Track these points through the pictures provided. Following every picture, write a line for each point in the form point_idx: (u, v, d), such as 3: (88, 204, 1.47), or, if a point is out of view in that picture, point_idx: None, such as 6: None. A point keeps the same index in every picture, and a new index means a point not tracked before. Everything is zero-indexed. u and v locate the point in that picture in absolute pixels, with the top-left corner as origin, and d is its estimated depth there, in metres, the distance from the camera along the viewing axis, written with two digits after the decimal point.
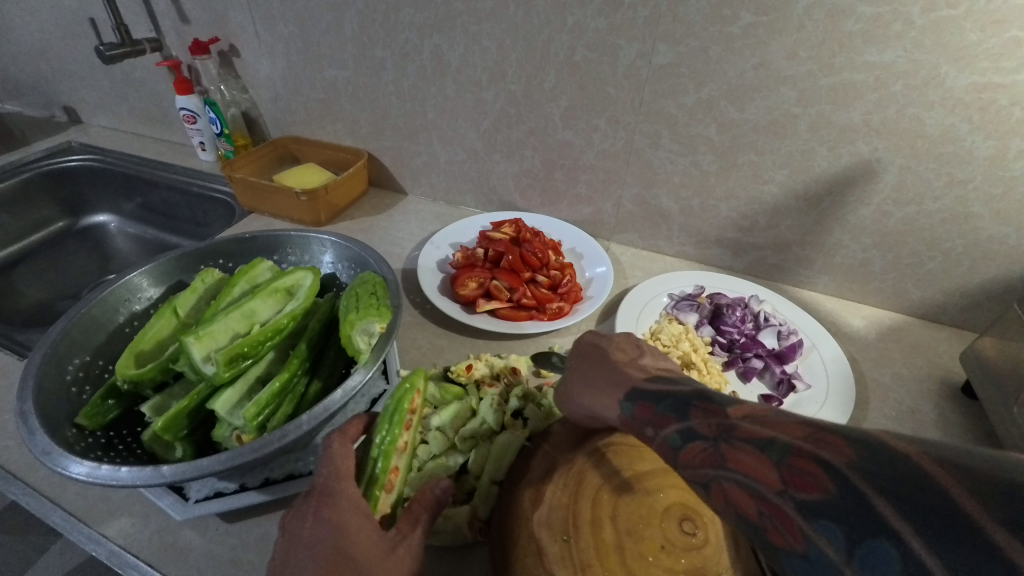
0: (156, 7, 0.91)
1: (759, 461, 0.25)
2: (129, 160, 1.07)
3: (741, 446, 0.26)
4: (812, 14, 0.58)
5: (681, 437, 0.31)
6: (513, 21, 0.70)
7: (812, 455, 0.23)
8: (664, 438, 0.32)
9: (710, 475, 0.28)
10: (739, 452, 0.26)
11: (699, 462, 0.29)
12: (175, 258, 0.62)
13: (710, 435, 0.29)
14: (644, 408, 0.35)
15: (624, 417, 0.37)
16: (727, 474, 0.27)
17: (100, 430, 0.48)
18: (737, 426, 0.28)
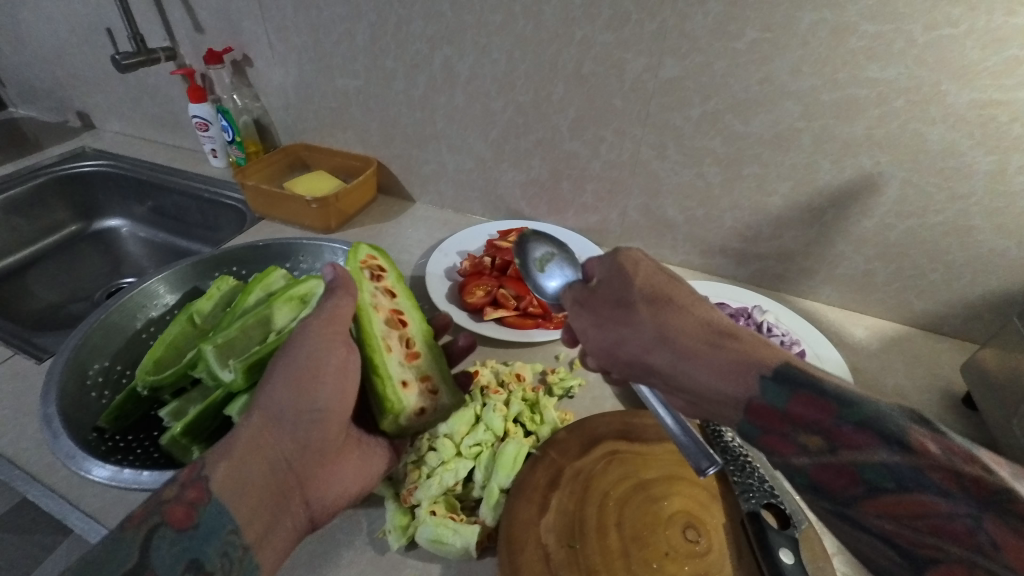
0: (171, 17, 0.93)
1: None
2: (142, 166, 1.09)
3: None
4: (815, 31, 0.59)
5: (892, 481, 0.31)
6: (523, 34, 0.71)
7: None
8: (843, 462, 0.33)
9: (946, 550, 0.29)
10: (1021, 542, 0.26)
11: (927, 527, 0.30)
12: (192, 265, 0.63)
13: (971, 501, 0.28)
14: (801, 397, 0.35)
15: (766, 402, 0.37)
16: (983, 557, 0.28)
17: (120, 433, 0.50)
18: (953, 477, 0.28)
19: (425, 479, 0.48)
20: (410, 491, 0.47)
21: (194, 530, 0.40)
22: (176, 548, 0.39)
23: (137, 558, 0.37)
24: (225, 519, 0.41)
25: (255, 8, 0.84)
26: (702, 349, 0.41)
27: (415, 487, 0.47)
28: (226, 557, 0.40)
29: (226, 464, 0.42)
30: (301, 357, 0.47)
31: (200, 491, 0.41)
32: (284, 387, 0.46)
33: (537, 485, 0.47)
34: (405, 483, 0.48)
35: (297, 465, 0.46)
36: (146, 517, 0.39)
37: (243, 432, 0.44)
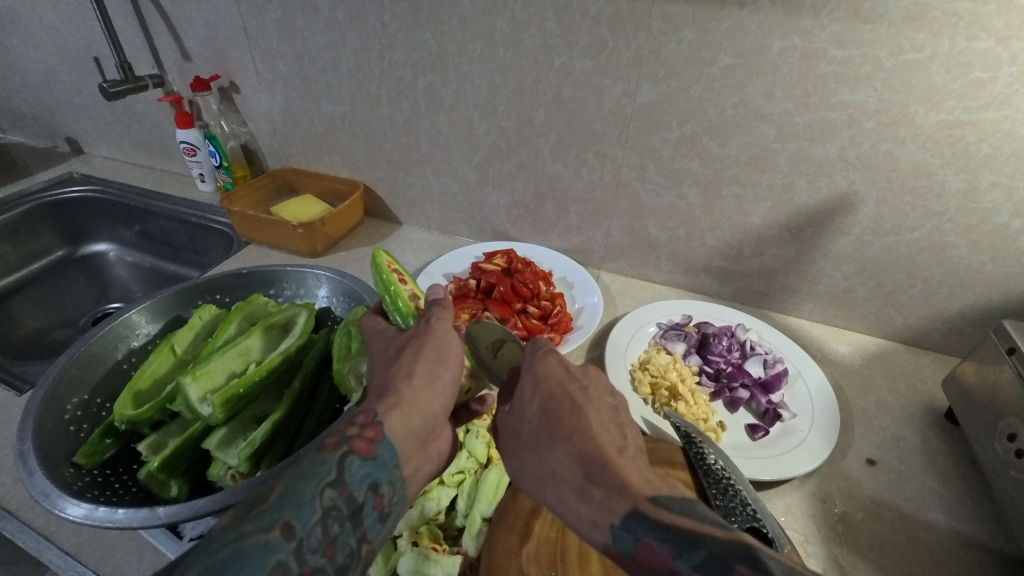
0: (158, 45, 0.94)
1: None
2: (129, 191, 1.09)
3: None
4: (786, 57, 0.61)
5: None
6: (503, 61, 0.73)
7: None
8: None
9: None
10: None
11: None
12: (174, 293, 0.64)
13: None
14: (645, 546, 0.34)
15: (616, 548, 0.35)
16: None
17: (98, 468, 0.49)
18: None
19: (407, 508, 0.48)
20: None
21: (376, 459, 0.40)
22: (365, 469, 0.39)
23: (337, 472, 0.38)
24: (396, 458, 0.41)
25: (241, 37, 0.85)
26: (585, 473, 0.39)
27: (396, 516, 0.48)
28: (393, 485, 0.41)
29: (397, 412, 0.42)
30: (443, 335, 0.48)
31: (378, 431, 0.40)
32: (433, 355, 0.46)
33: (519, 513, 0.47)
34: None
35: (439, 422, 0.45)
36: (337, 445, 0.39)
37: (403, 387, 0.44)
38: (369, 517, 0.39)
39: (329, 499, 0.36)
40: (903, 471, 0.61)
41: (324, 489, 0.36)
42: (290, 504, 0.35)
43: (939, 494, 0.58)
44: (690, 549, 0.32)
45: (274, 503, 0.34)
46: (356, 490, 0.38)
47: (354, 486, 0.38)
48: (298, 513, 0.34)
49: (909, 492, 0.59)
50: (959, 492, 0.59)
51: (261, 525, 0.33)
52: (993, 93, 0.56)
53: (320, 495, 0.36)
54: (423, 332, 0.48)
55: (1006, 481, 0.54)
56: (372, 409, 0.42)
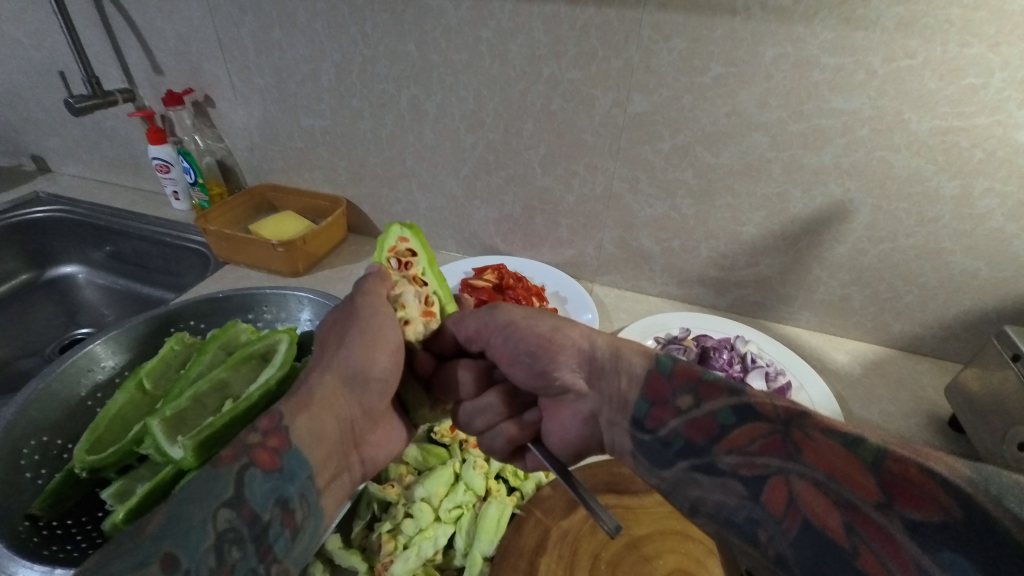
0: (129, 59, 0.90)
1: (842, 461, 0.30)
2: (100, 210, 1.04)
3: (820, 440, 0.32)
4: (779, 65, 0.60)
5: (733, 415, 0.36)
6: (489, 72, 0.71)
7: (919, 465, 0.28)
8: (704, 409, 0.37)
9: (770, 465, 0.33)
10: (816, 445, 0.32)
11: (758, 448, 0.34)
12: (145, 321, 0.60)
13: (778, 419, 0.34)
14: (679, 372, 0.40)
15: (655, 373, 0.41)
16: (793, 462, 0.32)
17: (58, 519, 0.46)
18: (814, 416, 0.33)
19: (401, 550, 0.45)
20: (385, 565, 0.45)
21: (281, 471, 0.38)
22: (269, 484, 0.37)
23: (234, 490, 0.35)
24: (306, 468, 0.39)
25: (215, 49, 0.82)
26: (608, 353, 0.44)
27: (390, 560, 0.45)
28: (304, 498, 0.39)
29: (306, 415, 0.41)
30: (375, 314, 0.45)
31: (282, 440, 0.39)
32: (362, 344, 0.44)
33: (522, 553, 0.46)
34: (381, 554, 0.46)
35: (360, 427, 0.45)
36: (235, 458, 0.36)
37: (313, 386, 0.43)
38: (278, 539, 0.36)
39: (223, 521, 0.33)
40: None
41: (217, 510, 0.33)
42: (174, 534, 0.31)
43: None
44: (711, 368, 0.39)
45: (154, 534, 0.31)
46: (259, 510, 0.36)
47: (256, 505, 0.36)
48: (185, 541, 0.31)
49: None
50: None
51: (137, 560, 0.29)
52: (985, 98, 0.56)
53: (213, 516, 0.33)
54: (352, 313, 0.45)
55: None
56: (279, 412, 0.40)
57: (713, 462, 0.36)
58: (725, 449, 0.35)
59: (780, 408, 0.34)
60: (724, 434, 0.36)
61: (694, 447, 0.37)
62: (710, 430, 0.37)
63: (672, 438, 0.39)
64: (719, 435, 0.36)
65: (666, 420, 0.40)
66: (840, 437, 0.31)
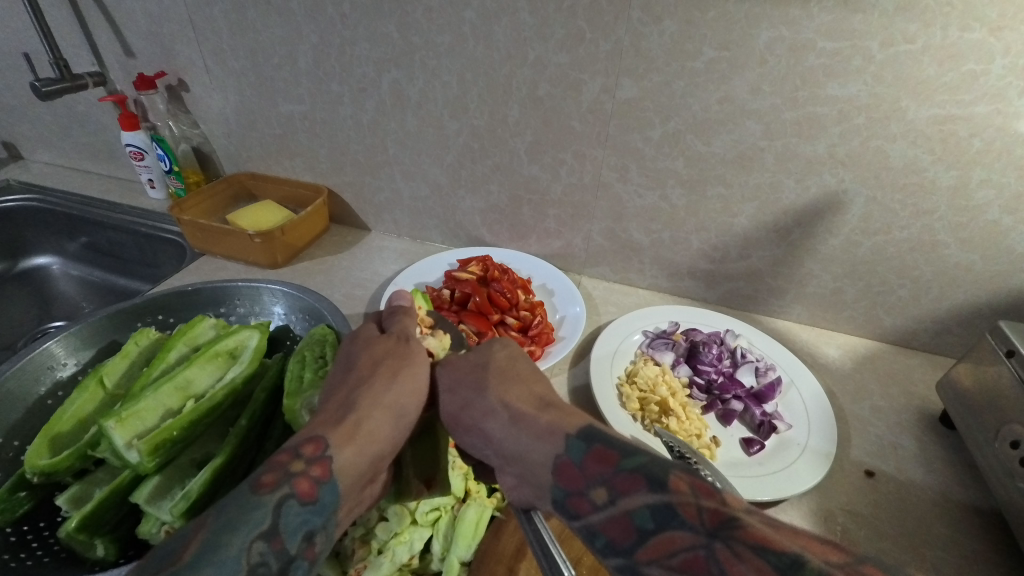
0: (98, 40, 0.86)
1: None
2: (73, 199, 1.00)
3: (748, 560, 0.27)
4: (773, 49, 0.57)
5: (653, 519, 0.31)
6: (473, 55, 0.68)
7: None
8: (621, 510, 0.33)
9: None
10: (737, 562, 0.28)
11: (677, 561, 0.29)
12: (109, 316, 0.58)
13: (701, 528, 0.29)
14: (604, 452, 0.36)
15: (568, 460, 0.36)
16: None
17: (9, 527, 0.43)
18: (741, 526, 0.29)
19: (375, 556, 0.44)
20: (358, 570, 0.44)
21: (316, 503, 0.35)
22: (303, 516, 0.34)
23: (271, 520, 0.32)
24: (337, 501, 0.36)
25: (188, 30, 0.79)
26: (506, 433, 0.41)
27: (363, 565, 0.44)
28: (327, 532, 0.36)
29: (350, 447, 0.38)
30: (426, 366, 0.46)
31: (325, 470, 0.36)
32: (411, 389, 0.44)
33: (501, 558, 0.45)
34: (354, 560, 0.44)
35: (384, 461, 0.41)
36: (277, 485, 0.34)
37: (361, 417, 0.40)
38: (299, 572, 0.33)
39: (257, 554, 0.31)
40: (903, 483, 0.58)
41: (252, 543, 0.31)
42: (209, 563, 0.29)
43: (940, 506, 0.56)
44: (632, 453, 0.35)
45: (189, 563, 0.28)
46: (289, 543, 0.33)
47: (288, 537, 0.33)
48: (220, 575, 0.29)
49: (910, 504, 0.56)
50: (962, 502, 0.57)
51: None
52: (986, 85, 0.54)
53: (247, 549, 0.30)
54: (407, 357, 0.46)
55: (1011, 491, 0.52)
56: (324, 440, 0.38)
57: (635, 569, 0.31)
58: (647, 557, 0.31)
59: (706, 515, 0.30)
60: (646, 540, 0.31)
61: (615, 550, 0.32)
62: (632, 534, 0.32)
63: (594, 533, 0.34)
64: (638, 541, 0.31)
65: (586, 514, 0.35)
66: (773, 559, 0.27)
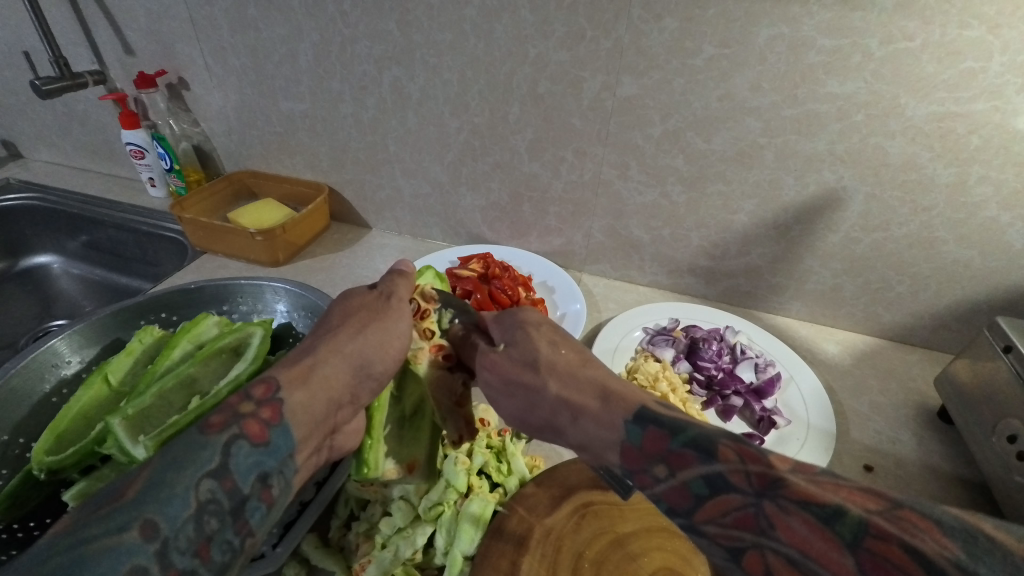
0: (98, 39, 0.86)
1: (820, 540, 0.28)
2: (73, 198, 1.00)
3: (796, 514, 0.29)
4: (773, 46, 0.58)
5: (706, 486, 0.32)
6: (474, 53, 0.68)
7: (902, 544, 0.26)
8: (679, 480, 0.33)
9: (745, 539, 0.30)
10: (790, 521, 0.29)
11: (731, 521, 0.31)
12: (113, 313, 0.58)
13: (751, 491, 0.31)
14: (653, 433, 0.36)
15: (627, 443, 0.37)
16: (771, 539, 0.29)
17: (19, 522, 0.44)
18: (789, 485, 0.30)
19: (379, 551, 0.45)
20: (362, 566, 0.45)
21: (268, 446, 0.36)
22: (253, 457, 0.35)
23: (220, 460, 0.34)
24: (291, 445, 0.38)
25: (188, 29, 0.79)
26: (571, 424, 0.42)
27: (367, 561, 0.45)
28: (285, 475, 0.37)
29: (302, 390, 0.40)
30: (400, 323, 0.48)
31: (275, 412, 0.38)
32: (377, 340, 0.45)
33: (503, 552, 0.45)
34: (359, 555, 0.45)
35: (344, 411, 0.43)
36: (225, 427, 0.36)
37: (319, 365, 0.43)
38: (255, 514, 0.35)
39: (206, 492, 0.33)
40: (901, 477, 0.58)
41: (200, 481, 0.33)
42: (153, 499, 0.31)
43: (938, 499, 0.57)
44: (682, 427, 0.34)
45: (133, 500, 0.30)
46: (240, 483, 0.34)
47: (239, 478, 0.34)
48: (166, 510, 0.31)
49: (909, 498, 0.56)
50: (960, 496, 0.57)
51: (114, 525, 0.29)
52: (984, 83, 0.54)
53: (194, 487, 0.32)
54: (379, 312, 0.48)
55: (1009, 485, 0.52)
56: (276, 381, 0.40)
57: (694, 529, 0.33)
58: (704, 518, 0.32)
59: (754, 479, 0.31)
60: (700, 506, 0.32)
61: (675, 513, 0.34)
62: (688, 500, 0.33)
63: (655, 502, 0.35)
64: (695, 505, 0.32)
65: (647, 487, 0.35)
66: (815, 510, 0.29)
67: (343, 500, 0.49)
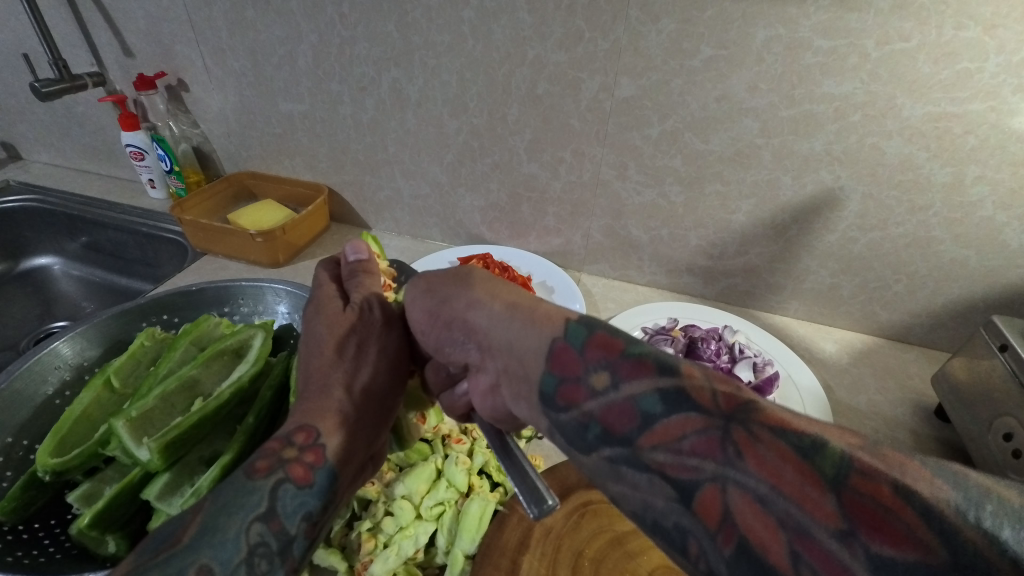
0: (97, 41, 0.86)
1: (793, 471, 0.25)
2: (73, 200, 1.00)
3: (769, 443, 0.26)
4: (770, 48, 0.58)
5: (661, 403, 0.30)
6: (472, 54, 0.68)
7: (891, 483, 0.24)
8: (626, 395, 0.31)
9: (703, 470, 0.28)
10: (761, 449, 0.26)
11: (688, 446, 0.28)
12: (116, 316, 0.58)
13: (719, 413, 0.28)
14: (600, 337, 0.34)
15: (564, 345, 0.35)
16: (733, 468, 0.27)
17: (22, 524, 0.44)
18: (758, 411, 0.27)
19: (381, 550, 0.45)
20: (364, 564, 0.45)
21: (312, 486, 0.38)
22: (298, 499, 0.37)
23: (268, 503, 0.36)
24: (334, 483, 0.40)
25: (187, 31, 0.79)
26: (495, 324, 0.39)
27: (370, 560, 0.45)
28: (326, 511, 0.39)
29: (340, 436, 0.42)
30: (391, 336, 0.48)
31: (318, 456, 0.39)
32: (387, 364, 0.47)
33: (504, 551, 0.45)
34: (361, 554, 0.46)
35: (374, 440, 0.46)
36: (271, 470, 0.37)
37: (340, 402, 0.43)
38: (299, 549, 0.37)
39: (256, 535, 0.35)
40: None
41: (251, 524, 0.35)
42: (209, 543, 0.33)
43: None
44: (639, 339, 0.32)
45: (188, 544, 0.32)
46: (287, 523, 0.36)
47: (287, 519, 0.36)
48: (220, 553, 0.33)
49: None
50: None
51: (173, 570, 0.31)
52: (979, 84, 0.54)
53: (246, 530, 0.34)
54: (370, 332, 0.48)
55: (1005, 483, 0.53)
56: (316, 429, 0.41)
57: (637, 455, 0.30)
58: (653, 442, 0.30)
59: (721, 400, 0.29)
60: (652, 425, 0.30)
61: (614, 436, 0.32)
62: (636, 420, 0.31)
63: (589, 422, 0.33)
64: (641, 428, 0.30)
65: (580, 402, 0.34)
66: (791, 439, 0.26)
67: None
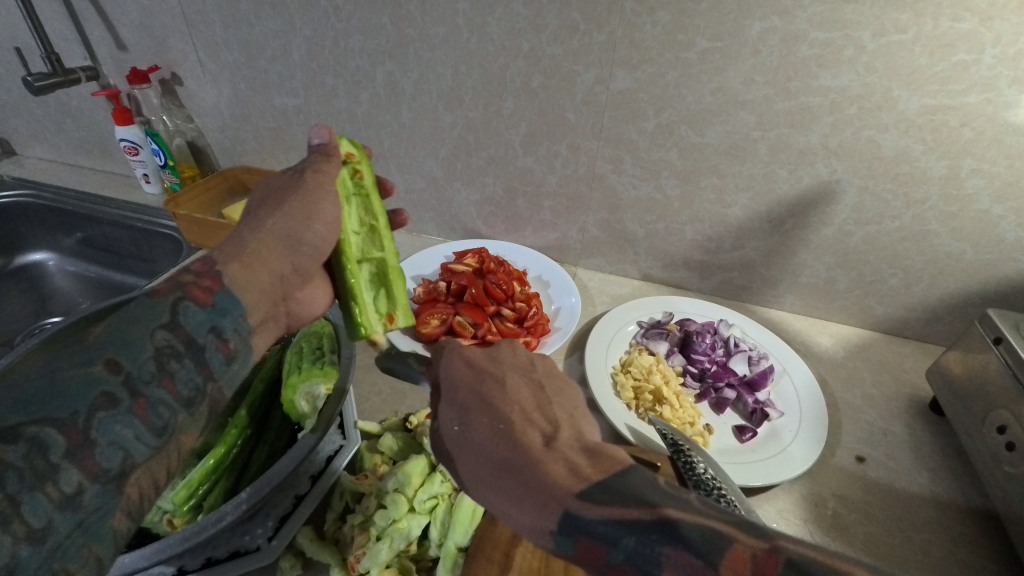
0: (90, 34, 0.85)
1: None
2: (67, 195, 0.99)
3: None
4: (766, 39, 0.57)
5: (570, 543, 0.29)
6: (467, 47, 0.68)
7: None
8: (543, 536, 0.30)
9: None
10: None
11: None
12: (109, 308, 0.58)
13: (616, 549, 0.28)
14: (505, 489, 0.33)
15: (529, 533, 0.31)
16: None
17: None
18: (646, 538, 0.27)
19: (374, 543, 0.44)
20: (357, 558, 0.44)
21: (215, 306, 0.39)
22: (204, 315, 0.38)
23: (170, 315, 0.36)
24: (240, 307, 0.41)
25: (180, 24, 0.78)
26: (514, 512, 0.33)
27: (362, 553, 0.44)
28: (239, 333, 0.40)
29: (239, 264, 0.43)
30: (313, 192, 0.48)
31: (216, 281, 0.40)
32: (298, 212, 0.47)
33: (498, 544, 0.45)
34: (353, 548, 0.45)
35: (290, 282, 0.47)
36: (171, 291, 0.37)
37: (253, 243, 0.45)
38: (214, 360, 0.38)
39: (162, 339, 0.35)
40: (891, 467, 0.59)
41: (155, 330, 0.35)
42: (115, 342, 0.33)
43: (929, 490, 0.57)
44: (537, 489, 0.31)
45: (96, 339, 0.32)
46: (194, 333, 0.37)
47: (192, 329, 0.37)
48: (127, 351, 0.33)
49: (898, 487, 0.57)
50: (951, 487, 0.58)
51: (79, 362, 0.31)
52: (975, 76, 0.54)
53: (150, 335, 0.34)
54: (293, 185, 0.49)
55: (999, 476, 0.53)
56: (213, 259, 0.42)
57: None
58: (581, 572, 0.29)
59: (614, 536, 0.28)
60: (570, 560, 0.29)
61: None
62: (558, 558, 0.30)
63: None
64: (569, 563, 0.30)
65: None
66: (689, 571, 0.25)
67: (338, 493, 0.49)
